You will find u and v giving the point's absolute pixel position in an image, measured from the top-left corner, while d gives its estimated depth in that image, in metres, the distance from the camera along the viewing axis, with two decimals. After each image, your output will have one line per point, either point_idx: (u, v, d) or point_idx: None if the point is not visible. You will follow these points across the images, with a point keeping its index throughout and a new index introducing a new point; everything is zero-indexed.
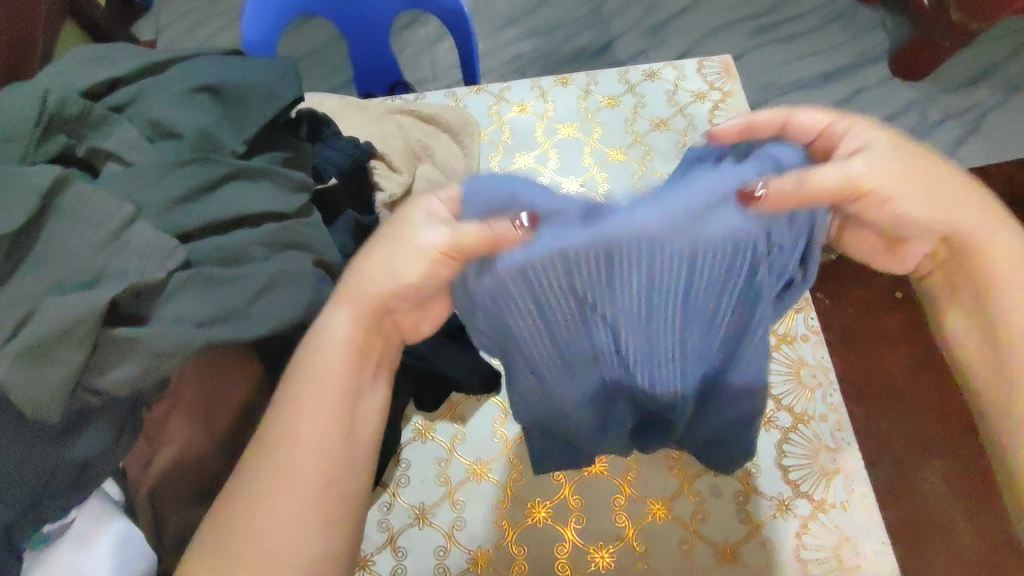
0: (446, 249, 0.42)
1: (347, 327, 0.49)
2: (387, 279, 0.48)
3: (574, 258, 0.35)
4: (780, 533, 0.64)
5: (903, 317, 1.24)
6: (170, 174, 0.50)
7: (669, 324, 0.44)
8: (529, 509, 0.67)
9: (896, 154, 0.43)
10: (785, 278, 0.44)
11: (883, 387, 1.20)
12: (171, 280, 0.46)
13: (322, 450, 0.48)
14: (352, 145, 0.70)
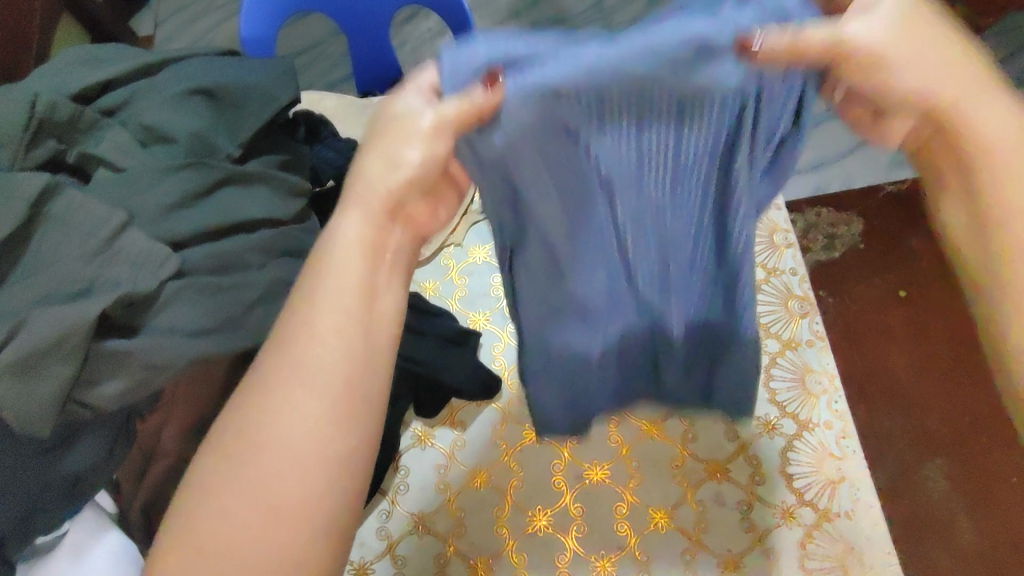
0: (427, 128, 0.37)
1: (360, 239, 0.41)
2: (395, 178, 0.40)
3: (558, 105, 0.34)
4: (785, 543, 0.63)
5: (908, 317, 1.10)
6: (163, 179, 0.48)
7: (660, 208, 0.43)
8: (530, 517, 0.65)
9: (925, 30, 0.35)
10: (772, 141, 0.40)
11: (886, 386, 1.05)
12: (165, 290, 0.45)
13: (324, 393, 0.39)
14: (351, 146, 0.68)
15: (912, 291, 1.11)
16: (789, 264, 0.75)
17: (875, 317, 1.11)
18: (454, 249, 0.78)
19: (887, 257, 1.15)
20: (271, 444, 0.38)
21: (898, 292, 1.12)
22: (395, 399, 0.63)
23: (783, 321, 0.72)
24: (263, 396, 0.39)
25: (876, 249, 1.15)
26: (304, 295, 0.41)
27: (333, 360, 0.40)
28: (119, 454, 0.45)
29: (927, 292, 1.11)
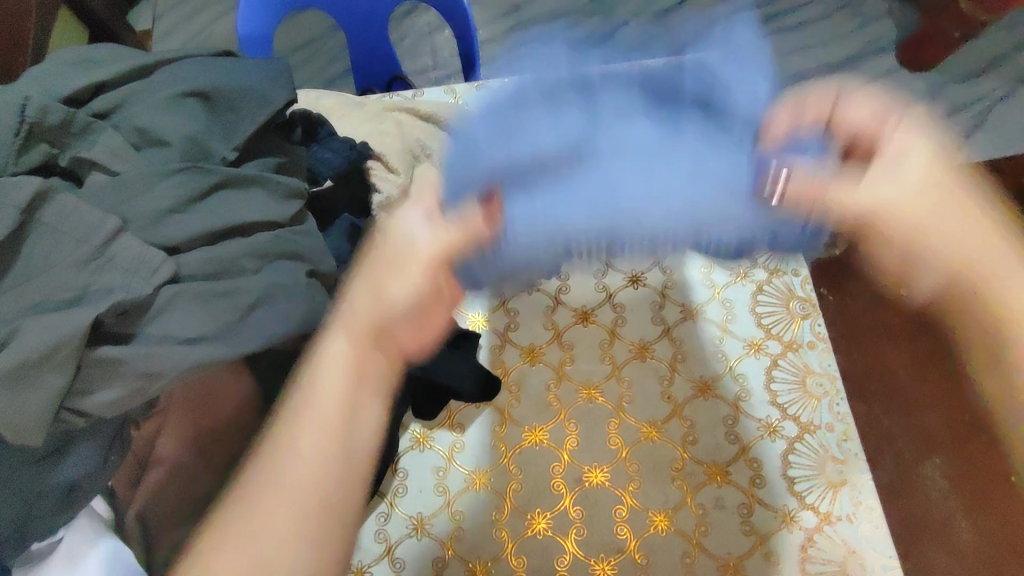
0: (420, 247, 0.53)
1: (342, 356, 0.49)
2: (375, 302, 0.51)
3: (574, 234, 0.55)
4: (786, 546, 0.63)
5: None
6: (157, 184, 0.48)
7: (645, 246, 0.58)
8: (529, 520, 0.65)
9: (915, 178, 0.50)
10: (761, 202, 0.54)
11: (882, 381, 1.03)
12: (159, 295, 0.44)
13: (323, 460, 0.45)
14: (348, 147, 0.68)
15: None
16: (791, 265, 0.75)
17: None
18: None
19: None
20: (279, 497, 0.44)
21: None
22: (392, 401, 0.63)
23: (783, 322, 0.72)
24: (272, 461, 0.45)
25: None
26: (310, 371, 0.49)
27: (336, 430, 0.47)
28: (114, 462, 0.45)
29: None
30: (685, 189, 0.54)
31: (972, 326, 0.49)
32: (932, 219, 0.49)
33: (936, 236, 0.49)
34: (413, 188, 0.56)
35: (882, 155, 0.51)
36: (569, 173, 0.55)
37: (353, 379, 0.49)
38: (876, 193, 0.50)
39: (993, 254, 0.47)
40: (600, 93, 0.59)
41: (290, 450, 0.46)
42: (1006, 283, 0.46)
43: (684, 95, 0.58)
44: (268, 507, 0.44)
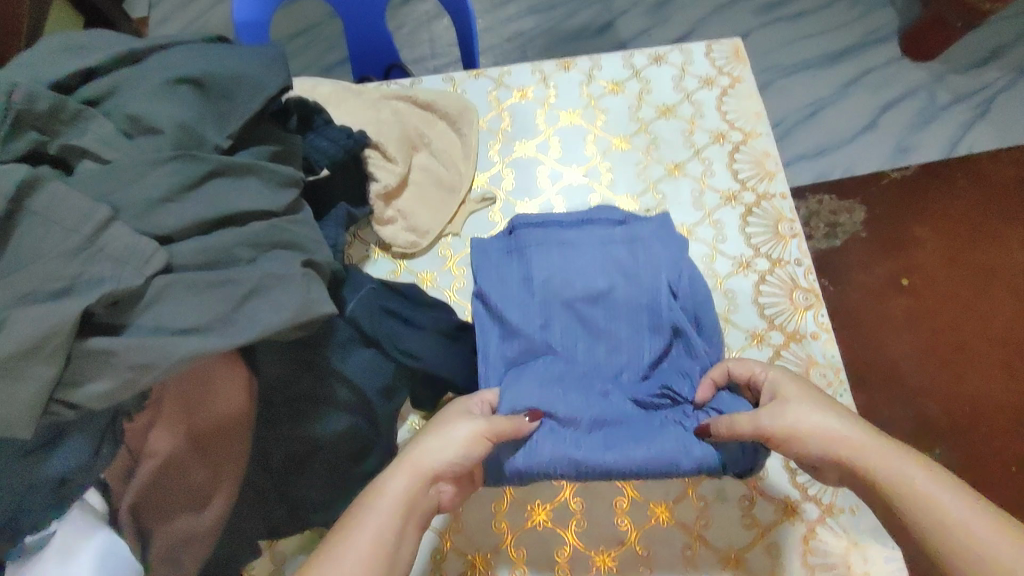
0: (483, 433, 0.53)
1: (401, 492, 0.48)
2: (443, 450, 0.51)
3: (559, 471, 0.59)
4: (788, 538, 0.62)
5: (911, 304, 1.24)
6: (148, 173, 0.47)
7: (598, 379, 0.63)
8: (530, 511, 0.64)
9: (816, 407, 0.51)
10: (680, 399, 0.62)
11: (892, 375, 1.19)
12: (151, 286, 0.44)
13: (372, 568, 0.44)
14: (345, 135, 0.66)
15: (913, 278, 1.25)
16: (794, 254, 0.72)
17: (876, 304, 1.24)
18: (452, 239, 0.76)
19: (886, 241, 1.28)
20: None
21: (900, 281, 1.25)
22: (391, 392, 0.61)
23: (786, 313, 0.69)
24: (327, 562, 0.43)
25: (875, 234, 1.29)
26: (366, 499, 0.48)
27: (382, 558, 0.44)
28: (108, 454, 0.45)
29: (927, 278, 1.25)
30: (658, 438, 0.59)
31: (914, 556, 0.44)
32: (840, 429, 0.49)
33: (866, 451, 0.47)
34: (435, 430, 0.53)
35: (772, 397, 0.54)
36: (586, 339, 0.65)
37: (405, 512, 0.48)
38: (795, 411, 0.51)
39: (936, 486, 0.43)
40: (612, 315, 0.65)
41: (331, 560, 0.43)
42: (914, 481, 0.44)
43: (663, 316, 0.64)
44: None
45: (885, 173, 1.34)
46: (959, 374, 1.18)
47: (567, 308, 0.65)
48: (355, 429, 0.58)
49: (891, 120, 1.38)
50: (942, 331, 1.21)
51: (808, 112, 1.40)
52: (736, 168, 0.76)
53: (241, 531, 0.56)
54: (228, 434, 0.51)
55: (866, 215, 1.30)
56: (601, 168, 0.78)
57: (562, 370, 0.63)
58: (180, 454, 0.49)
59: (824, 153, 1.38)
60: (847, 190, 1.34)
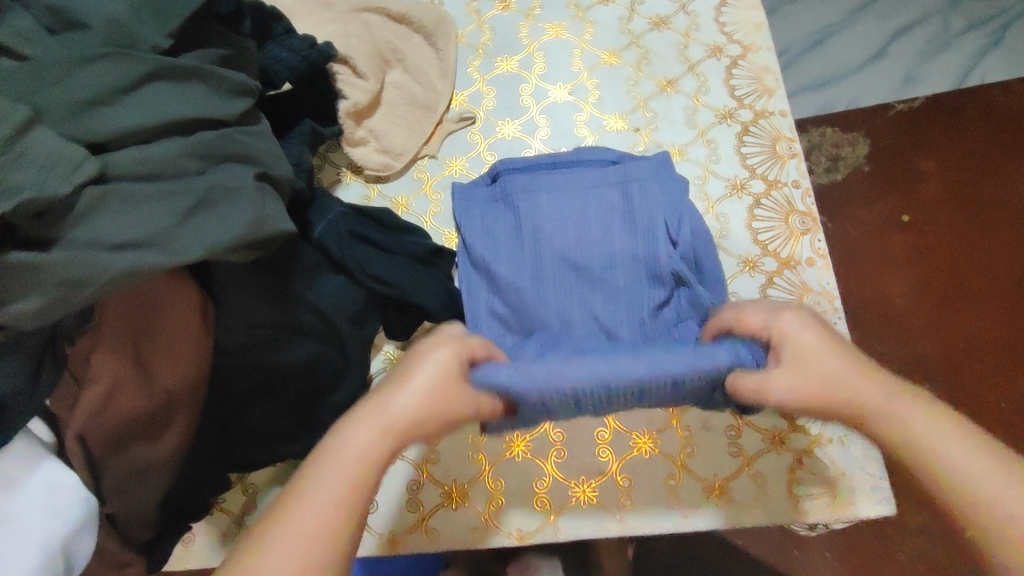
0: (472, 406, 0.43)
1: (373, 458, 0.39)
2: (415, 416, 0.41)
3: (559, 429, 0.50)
4: (773, 468, 0.60)
5: (910, 240, 1.22)
6: (75, 71, 0.42)
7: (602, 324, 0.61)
8: (508, 443, 0.61)
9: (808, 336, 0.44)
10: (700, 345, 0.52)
11: (885, 313, 1.19)
12: (82, 195, 0.40)
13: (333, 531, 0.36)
14: (308, 44, 0.60)
15: (914, 213, 1.22)
16: (792, 175, 0.67)
17: (877, 241, 1.22)
18: (428, 160, 0.71)
19: (892, 175, 1.24)
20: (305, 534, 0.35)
21: (901, 217, 1.22)
22: (361, 321, 0.60)
23: (782, 237, 0.65)
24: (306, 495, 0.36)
25: (881, 169, 1.25)
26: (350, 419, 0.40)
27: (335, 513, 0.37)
28: (48, 382, 0.42)
29: (928, 213, 1.22)
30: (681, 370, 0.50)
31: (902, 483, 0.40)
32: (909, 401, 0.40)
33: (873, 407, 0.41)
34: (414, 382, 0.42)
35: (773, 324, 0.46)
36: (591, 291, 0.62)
37: (371, 478, 0.38)
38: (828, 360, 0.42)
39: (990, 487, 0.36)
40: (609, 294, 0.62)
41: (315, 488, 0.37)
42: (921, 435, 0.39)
43: (662, 265, 0.60)
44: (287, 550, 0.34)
45: (889, 106, 1.28)
46: (951, 310, 1.18)
47: (562, 269, 0.62)
48: (319, 358, 0.56)
49: (900, 51, 1.29)
50: (936, 269, 1.20)
51: (815, 40, 1.32)
52: (733, 84, 0.71)
53: (206, 466, 0.55)
54: (178, 360, 0.48)
55: (870, 149, 1.25)
56: (588, 86, 0.72)
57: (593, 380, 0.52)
58: (129, 382, 0.47)
59: (828, 84, 1.30)
60: (850, 123, 1.27)
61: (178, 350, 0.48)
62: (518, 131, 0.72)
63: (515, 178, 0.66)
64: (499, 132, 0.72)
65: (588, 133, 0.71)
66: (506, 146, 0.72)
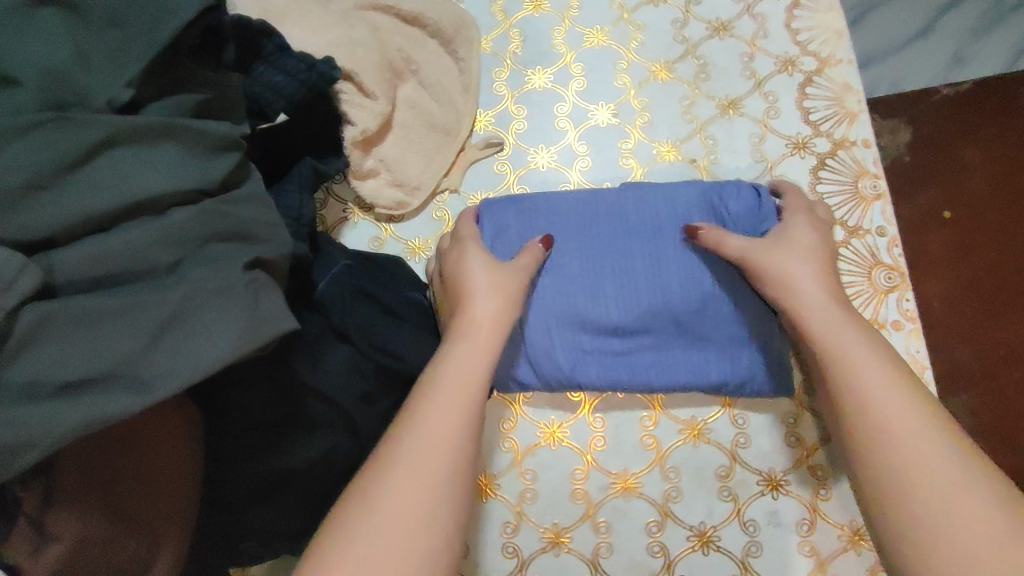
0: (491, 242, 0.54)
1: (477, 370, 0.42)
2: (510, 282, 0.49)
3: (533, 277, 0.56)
4: (850, 569, 0.53)
5: (959, 241, 0.81)
6: (5, 147, 0.32)
7: (611, 307, 0.55)
8: (547, 535, 0.55)
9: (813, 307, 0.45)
10: (689, 309, 0.55)
11: (971, 318, 0.79)
12: (18, 323, 0.30)
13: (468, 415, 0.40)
14: (305, 64, 0.48)
15: (962, 207, 0.82)
16: (876, 221, 0.58)
17: (922, 242, 0.82)
18: (447, 195, 0.62)
19: (936, 168, 0.84)
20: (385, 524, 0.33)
21: (944, 211, 0.82)
22: (373, 398, 0.51)
23: (865, 296, 0.57)
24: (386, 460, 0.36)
25: (925, 159, 0.84)
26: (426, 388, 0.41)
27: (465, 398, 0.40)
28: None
29: (978, 213, 0.82)
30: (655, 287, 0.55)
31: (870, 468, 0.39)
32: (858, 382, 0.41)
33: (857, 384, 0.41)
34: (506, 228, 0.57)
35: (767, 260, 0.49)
36: (607, 285, 0.56)
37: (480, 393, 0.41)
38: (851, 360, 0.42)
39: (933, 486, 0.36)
40: (616, 296, 0.55)
41: (386, 472, 0.36)
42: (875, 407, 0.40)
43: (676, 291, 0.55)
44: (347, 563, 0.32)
45: (934, 89, 0.88)
46: (1004, 312, 0.79)
47: (579, 254, 0.56)
48: (332, 454, 0.48)
49: (954, 23, 0.89)
50: (985, 267, 0.80)
51: (852, 16, 0.92)
52: (808, 106, 0.61)
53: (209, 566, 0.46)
54: (155, 487, 0.39)
55: (913, 136, 0.86)
56: (635, 105, 0.62)
57: (581, 285, 0.56)
58: (99, 539, 0.35)
59: (866, 65, 0.91)
60: (891, 110, 0.88)
61: (141, 470, 0.38)
62: (554, 161, 0.62)
63: (529, 199, 0.58)
64: (532, 161, 0.62)
65: (635, 164, 0.61)
66: (540, 177, 0.62)
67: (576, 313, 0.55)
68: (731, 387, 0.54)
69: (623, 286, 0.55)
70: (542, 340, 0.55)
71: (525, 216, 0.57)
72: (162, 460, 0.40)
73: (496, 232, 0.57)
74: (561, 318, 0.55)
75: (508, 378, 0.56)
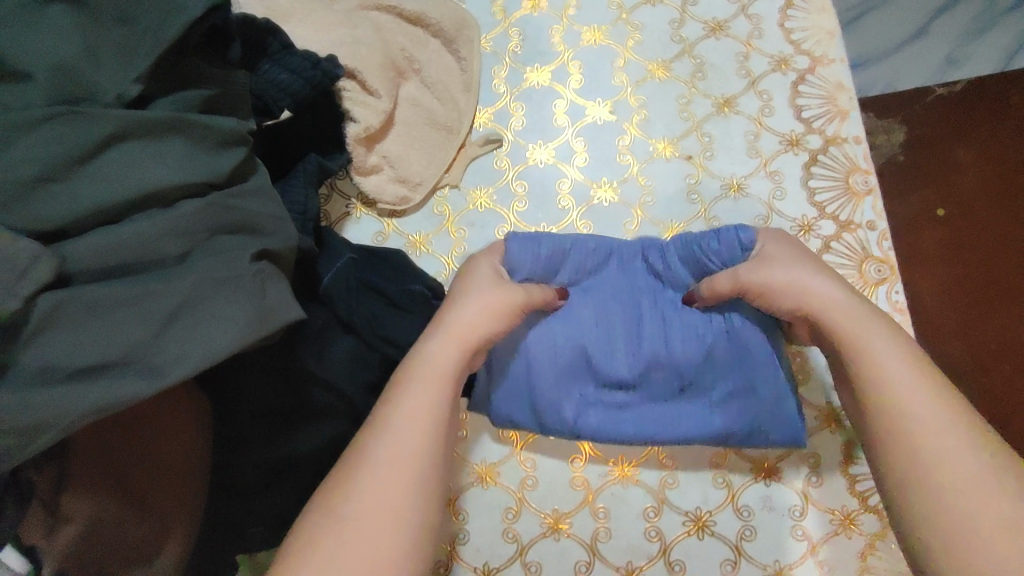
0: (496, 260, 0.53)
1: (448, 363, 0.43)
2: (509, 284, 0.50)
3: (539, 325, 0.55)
4: (842, 553, 0.54)
5: (951, 240, 0.82)
6: (18, 140, 0.33)
7: (617, 358, 0.54)
8: (547, 521, 0.56)
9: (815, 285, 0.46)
10: (698, 363, 0.54)
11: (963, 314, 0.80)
12: (36, 308, 0.31)
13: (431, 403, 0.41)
14: (310, 62, 0.49)
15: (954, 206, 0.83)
16: (868, 215, 0.60)
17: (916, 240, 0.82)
18: (449, 190, 0.63)
19: (928, 169, 0.85)
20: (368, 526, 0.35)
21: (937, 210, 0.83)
22: (377, 387, 0.52)
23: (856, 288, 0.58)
24: (380, 433, 0.39)
25: (918, 159, 0.85)
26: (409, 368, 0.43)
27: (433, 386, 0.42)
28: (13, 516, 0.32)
29: (970, 211, 0.83)
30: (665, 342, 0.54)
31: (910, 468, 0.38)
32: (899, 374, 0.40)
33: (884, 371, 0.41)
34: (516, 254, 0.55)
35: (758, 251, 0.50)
36: (614, 337, 0.55)
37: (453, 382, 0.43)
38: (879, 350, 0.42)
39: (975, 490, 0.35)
40: (623, 348, 0.55)
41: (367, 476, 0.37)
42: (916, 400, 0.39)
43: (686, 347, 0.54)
44: (353, 531, 0.34)
45: (927, 89, 0.89)
46: (997, 310, 0.80)
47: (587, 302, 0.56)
48: (338, 441, 0.49)
49: (947, 24, 0.91)
50: (976, 265, 0.81)
51: (849, 16, 0.93)
52: (800, 104, 0.63)
53: (218, 548, 0.47)
54: (164, 471, 0.40)
55: (907, 135, 0.87)
56: (632, 103, 0.64)
57: (589, 332, 0.55)
58: (114, 519, 0.37)
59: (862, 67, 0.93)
60: (885, 108, 0.90)
61: (151, 456, 0.39)
62: (552, 157, 0.63)
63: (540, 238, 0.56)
64: (531, 157, 0.63)
65: (631, 160, 0.63)
66: (538, 173, 0.63)
67: (583, 361, 0.54)
68: (741, 439, 0.53)
69: (629, 337, 0.55)
70: (548, 391, 0.54)
71: (537, 256, 0.55)
72: (170, 446, 0.41)
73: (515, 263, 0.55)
74: (568, 367, 0.54)
75: (502, 408, 0.55)
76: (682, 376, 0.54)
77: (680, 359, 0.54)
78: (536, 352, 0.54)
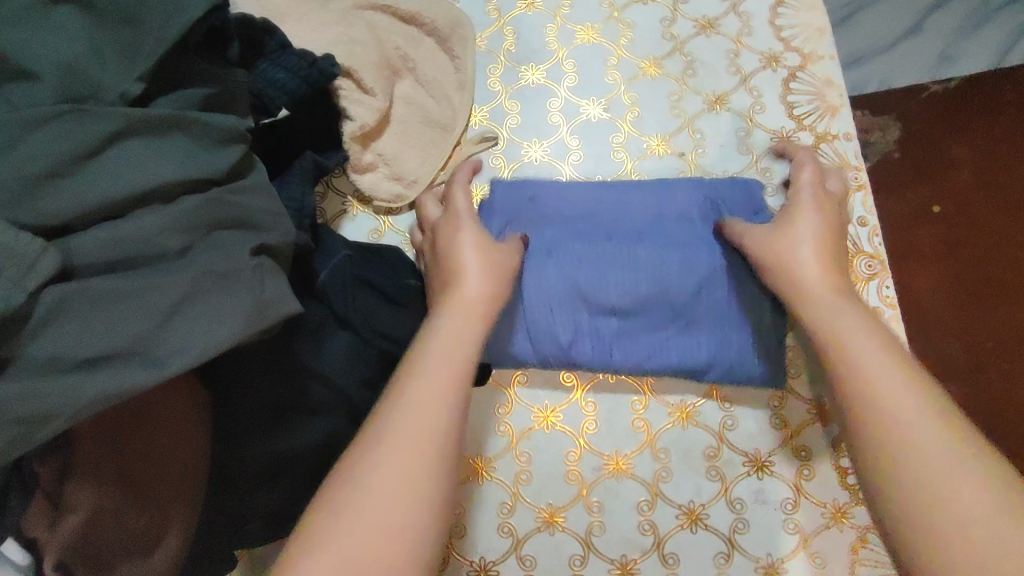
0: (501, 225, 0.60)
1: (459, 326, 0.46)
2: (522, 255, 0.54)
3: (537, 259, 0.58)
4: (833, 544, 0.55)
5: (944, 235, 0.83)
6: (23, 137, 0.34)
7: (614, 290, 0.58)
8: (542, 515, 0.57)
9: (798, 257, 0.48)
10: (692, 294, 0.57)
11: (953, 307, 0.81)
12: (40, 302, 0.32)
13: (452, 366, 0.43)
14: (306, 61, 0.50)
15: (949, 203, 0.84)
16: (858, 211, 0.61)
17: (905, 238, 0.84)
18: (444, 187, 0.64)
19: (923, 167, 0.86)
20: (387, 476, 0.37)
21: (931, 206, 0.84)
22: (373, 382, 0.53)
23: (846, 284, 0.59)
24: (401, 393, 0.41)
25: (911, 157, 0.86)
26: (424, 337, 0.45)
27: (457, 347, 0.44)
28: (16, 508, 0.34)
29: (965, 208, 0.84)
30: (663, 272, 0.57)
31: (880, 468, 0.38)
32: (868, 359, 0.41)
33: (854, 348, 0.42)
34: (518, 199, 0.60)
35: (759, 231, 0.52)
36: (613, 268, 0.58)
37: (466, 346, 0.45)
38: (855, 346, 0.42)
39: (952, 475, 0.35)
40: (623, 280, 0.58)
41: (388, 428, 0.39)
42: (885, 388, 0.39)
43: (683, 279, 0.57)
44: (380, 483, 0.37)
45: (922, 85, 0.89)
46: (995, 304, 0.81)
47: (586, 239, 0.59)
48: (335, 434, 0.50)
49: (942, 22, 0.91)
50: (967, 260, 0.82)
51: (843, 14, 0.93)
52: (791, 101, 0.63)
53: (219, 543, 0.47)
54: (166, 464, 0.40)
55: (901, 134, 0.88)
56: (625, 101, 0.65)
57: (586, 267, 0.58)
58: (117, 507, 0.37)
59: (857, 64, 0.93)
60: (879, 105, 0.90)
61: (154, 448, 0.40)
62: (547, 154, 0.64)
63: (538, 185, 0.61)
64: (526, 155, 0.64)
65: (626, 158, 0.63)
66: (533, 171, 0.64)
67: (579, 295, 0.58)
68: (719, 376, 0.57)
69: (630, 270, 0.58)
70: (547, 322, 0.57)
71: (537, 200, 0.60)
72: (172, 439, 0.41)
73: (505, 211, 0.60)
74: (564, 300, 0.58)
75: (503, 351, 0.58)
76: (678, 307, 0.58)
77: (677, 289, 0.57)
78: (535, 287, 0.58)
